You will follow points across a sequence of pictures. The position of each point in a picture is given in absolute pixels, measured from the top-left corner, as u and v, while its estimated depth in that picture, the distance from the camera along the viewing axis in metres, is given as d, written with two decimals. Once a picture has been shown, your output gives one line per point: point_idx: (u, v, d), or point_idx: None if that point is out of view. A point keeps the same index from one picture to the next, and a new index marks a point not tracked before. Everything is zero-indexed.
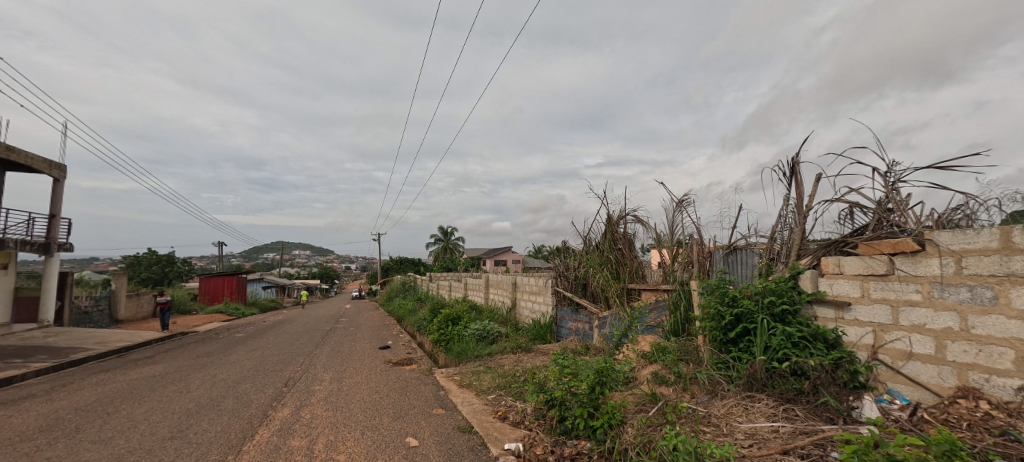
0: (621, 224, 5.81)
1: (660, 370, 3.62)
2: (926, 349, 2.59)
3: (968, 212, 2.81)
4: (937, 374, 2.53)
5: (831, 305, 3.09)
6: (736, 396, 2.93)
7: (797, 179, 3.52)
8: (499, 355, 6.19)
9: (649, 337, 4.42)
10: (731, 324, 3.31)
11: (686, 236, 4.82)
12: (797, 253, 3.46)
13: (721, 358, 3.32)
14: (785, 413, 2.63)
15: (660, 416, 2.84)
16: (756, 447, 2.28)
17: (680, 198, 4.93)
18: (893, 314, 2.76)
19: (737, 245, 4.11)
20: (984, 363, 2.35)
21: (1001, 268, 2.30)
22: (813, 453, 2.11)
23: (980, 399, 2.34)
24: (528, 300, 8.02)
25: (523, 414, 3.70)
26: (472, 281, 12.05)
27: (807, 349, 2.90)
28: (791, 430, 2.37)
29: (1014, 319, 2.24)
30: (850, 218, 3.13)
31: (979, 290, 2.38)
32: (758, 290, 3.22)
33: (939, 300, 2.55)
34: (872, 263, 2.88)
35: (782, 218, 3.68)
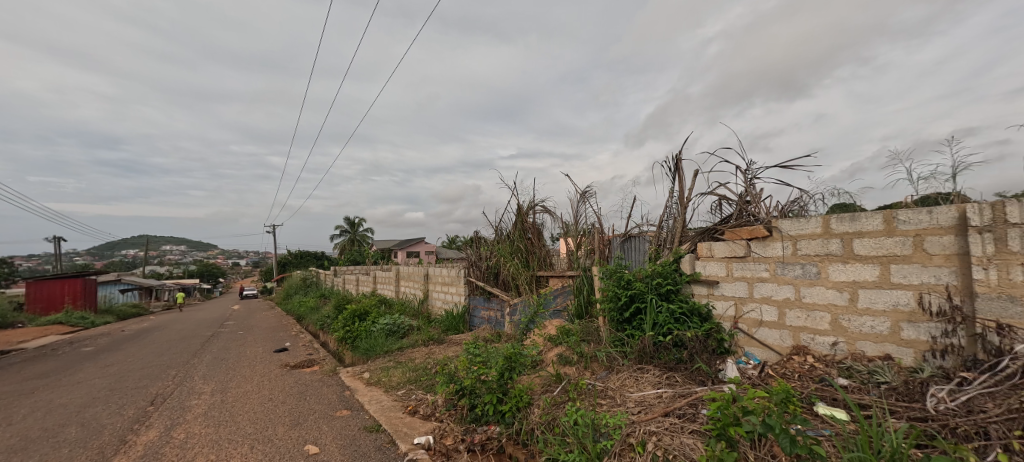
0: (531, 214, 5.99)
1: (565, 351, 3.85)
2: (771, 316, 3.13)
3: (801, 204, 3.43)
4: (779, 337, 3.08)
5: (704, 283, 3.55)
6: (629, 369, 3.23)
7: (680, 174, 3.95)
8: (411, 348, 6.02)
9: (556, 321, 4.66)
10: (626, 305, 3.64)
11: (589, 226, 5.15)
12: (679, 240, 3.90)
13: (617, 336, 3.63)
14: (668, 379, 2.97)
15: (563, 394, 3.02)
16: (643, 412, 2.55)
17: (583, 190, 5.23)
18: (749, 289, 3.27)
19: (631, 233, 4.51)
20: (810, 325, 2.92)
21: (822, 248, 2.86)
22: (687, 412, 2.42)
23: (807, 354, 2.90)
24: (441, 291, 7.91)
25: (434, 406, 3.65)
26: (382, 274, 11.50)
27: (685, 322, 3.33)
28: (672, 394, 2.69)
29: (830, 288, 2.82)
30: (719, 209, 3.60)
31: (808, 267, 2.94)
32: (648, 273, 3.58)
33: (781, 276, 3.09)
34: (734, 247, 3.36)
35: (668, 209, 4.11)
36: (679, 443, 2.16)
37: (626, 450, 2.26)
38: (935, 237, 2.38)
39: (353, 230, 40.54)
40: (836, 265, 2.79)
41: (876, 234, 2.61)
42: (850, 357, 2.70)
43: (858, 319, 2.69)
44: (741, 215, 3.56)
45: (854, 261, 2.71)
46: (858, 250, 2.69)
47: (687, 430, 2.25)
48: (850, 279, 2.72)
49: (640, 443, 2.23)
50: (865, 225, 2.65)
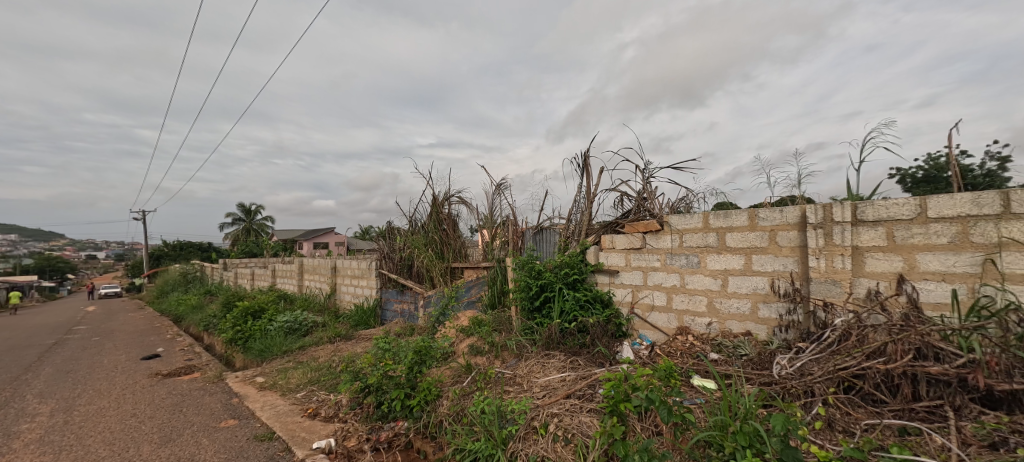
0: (446, 205, 5.90)
1: (476, 342, 3.89)
2: (661, 301, 3.49)
3: (687, 202, 3.85)
4: (667, 319, 3.45)
5: (606, 272, 3.83)
6: (536, 355, 3.36)
7: (588, 170, 4.18)
8: (314, 346, 5.59)
9: (469, 312, 4.67)
10: (536, 294, 3.79)
11: (504, 218, 5.24)
12: (585, 232, 4.14)
13: (527, 324, 3.76)
14: (572, 363, 3.14)
15: (472, 384, 3.05)
16: (547, 396, 2.67)
17: (499, 182, 5.29)
18: (643, 278, 3.60)
19: (542, 225, 4.70)
20: (691, 308, 3.32)
21: (702, 241, 3.26)
22: (586, 393, 2.60)
23: (688, 333, 3.29)
24: (350, 285, 7.46)
25: (337, 407, 3.44)
26: (282, 267, 10.46)
27: (589, 309, 3.57)
28: (574, 377, 2.86)
29: (707, 276, 3.23)
30: (621, 204, 3.89)
31: (691, 257, 3.32)
32: (557, 264, 3.76)
33: (670, 265, 3.45)
34: (632, 239, 3.67)
35: (576, 203, 4.34)
36: (578, 422, 2.31)
37: (530, 433, 2.36)
38: (785, 232, 2.85)
39: (249, 218, 36.20)
40: (712, 255, 3.20)
41: (742, 229, 3.05)
42: (721, 334, 3.13)
43: (727, 302, 3.12)
44: (639, 210, 3.88)
45: (726, 252, 3.13)
46: (729, 242, 3.11)
47: (585, 409, 2.42)
48: (723, 267, 3.15)
49: (543, 425, 2.34)
50: (735, 221, 3.08)
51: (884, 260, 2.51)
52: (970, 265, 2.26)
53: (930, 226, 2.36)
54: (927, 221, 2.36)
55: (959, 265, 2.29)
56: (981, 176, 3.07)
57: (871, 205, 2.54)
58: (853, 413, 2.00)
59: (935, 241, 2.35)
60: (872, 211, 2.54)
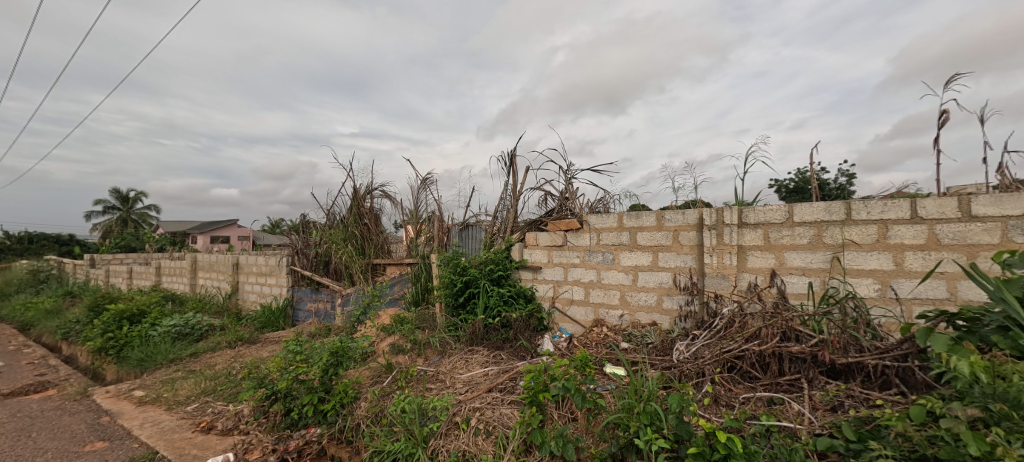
0: (368, 198, 5.62)
1: (398, 340, 3.77)
2: (579, 295, 3.70)
3: (605, 203, 4.12)
4: (585, 313, 3.67)
5: (530, 268, 3.96)
6: (459, 352, 3.36)
7: (514, 169, 4.27)
8: (210, 352, 4.98)
9: (392, 309, 4.52)
10: (461, 290, 3.79)
11: (430, 213, 5.15)
12: (511, 230, 4.24)
13: (451, 321, 3.75)
14: (495, 357, 3.20)
15: (392, 384, 2.96)
16: (469, 391, 2.70)
17: (425, 177, 5.18)
18: (564, 273, 3.79)
19: (469, 221, 4.70)
20: (606, 302, 3.57)
21: (617, 239, 3.52)
22: (508, 386, 2.67)
23: (603, 325, 3.54)
24: (255, 283, 6.77)
25: (237, 418, 3.11)
26: (169, 264, 9.13)
27: (513, 304, 3.65)
28: (497, 371, 2.92)
29: (621, 272, 3.50)
30: (544, 202, 4.05)
31: (607, 254, 3.57)
32: (482, 260, 3.79)
33: (588, 262, 3.67)
34: (555, 237, 3.83)
35: (502, 201, 4.41)
36: (499, 414, 2.37)
37: (451, 428, 2.36)
38: (685, 232, 3.20)
39: (127, 207, 30.93)
40: (625, 252, 3.47)
41: (651, 228, 3.35)
42: (631, 325, 3.41)
43: (637, 295, 3.41)
44: (562, 209, 4.07)
45: (637, 250, 3.42)
46: (640, 241, 3.40)
47: (507, 401, 2.49)
48: (634, 264, 3.43)
49: (465, 420, 2.37)
50: (645, 221, 3.37)
51: (761, 257, 2.94)
52: (822, 261, 2.75)
53: (795, 229, 2.82)
54: (793, 224, 2.82)
55: (815, 262, 2.77)
56: (834, 187, 3.75)
57: (753, 210, 2.95)
58: (734, 389, 2.31)
59: (798, 242, 2.81)
60: (754, 215, 2.95)
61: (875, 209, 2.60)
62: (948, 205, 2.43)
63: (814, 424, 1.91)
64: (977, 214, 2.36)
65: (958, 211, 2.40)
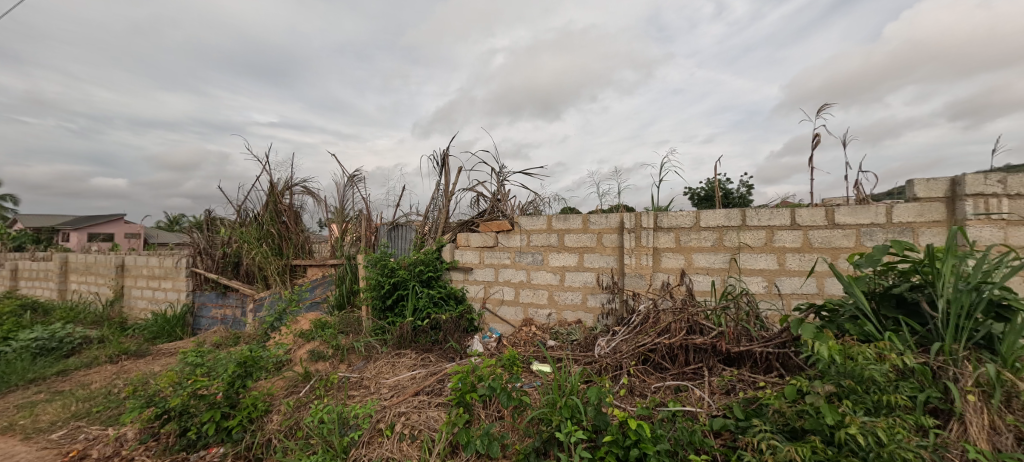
0: (287, 194, 5.20)
1: (318, 346, 3.53)
2: (509, 296, 3.77)
3: (535, 205, 4.25)
4: (514, 312, 3.75)
5: (461, 269, 3.94)
6: (386, 356, 3.25)
7: (446, 169, 4.23)
8: (84, 369, 4.26)
9: (312, 314, 4.23)
10: (389, 292, 3.67)
11: (357, 212, 4.90)
12: (442, 230, 4.19)
13: (378, 324, 3.60)
14: (423, 360, 3.14)
15: (310, 393, 2.78)
16: (394, 396, 2.62)
17: (352, 173, 4.92)
18: (495, 274, 3.83)
19: (399, 221, 4.56)
20: (534, 301, 3.68)
21: (546, 241, 3.64)
22: (435, 388, 2.64)
23: (532, 324, 3.64)
24: (146, 287, 5.93)
25: (118, 443, 2.69)
26: (29, 267, 7.64)
27: (443, 306, 3.61)
28: (424, 374, 2.86)
29: (549, 272, 3.62)
30: (477, 203, 4.06)
31: (536, 255, 3.68)
32: (412, 261, 3.69)
33: (519, 262, 3.75)
34: (486, 238, 3.87)
35: (434, 200, 4.34)
36: (425, 417, 2.33)
37: (374, 436, 2.28)
38: (608, 234, 3.41)
39: None
40: (553, 253, 3.61)
41: (577, 230, 3.52)
42: (558, 323, 3.55)
43: (564, 294, 3.56)
44: (494, 210, 4.11)
45: (564, 250, 3.57)
46: (567, 242, 3.56)
47: (433, 404, 2.46)
48: (561, 264, 3.57)
49: (389, 426, 2.29)
50: (572, 224, 3.53)
51: (673, 258, 3.23)
52: (722, 262, 3.10)
53: (701, 233, 3.14)
54: (699, 229, 3.14)
55: (716, 262, 3.11)
56: (737, 196, 4.24)
57: (666, 215, 3.24)
58: (647, 379, 2.52)
59: (703, 244, 3.14)
60: (667, 220, 3.23)
61: (764, 216, 2.98)
62: (818, 214, 2.88)
63: (711, 407, 2.15)
64: (838, 222, 2.83)
65: (824, 219, 2.86)
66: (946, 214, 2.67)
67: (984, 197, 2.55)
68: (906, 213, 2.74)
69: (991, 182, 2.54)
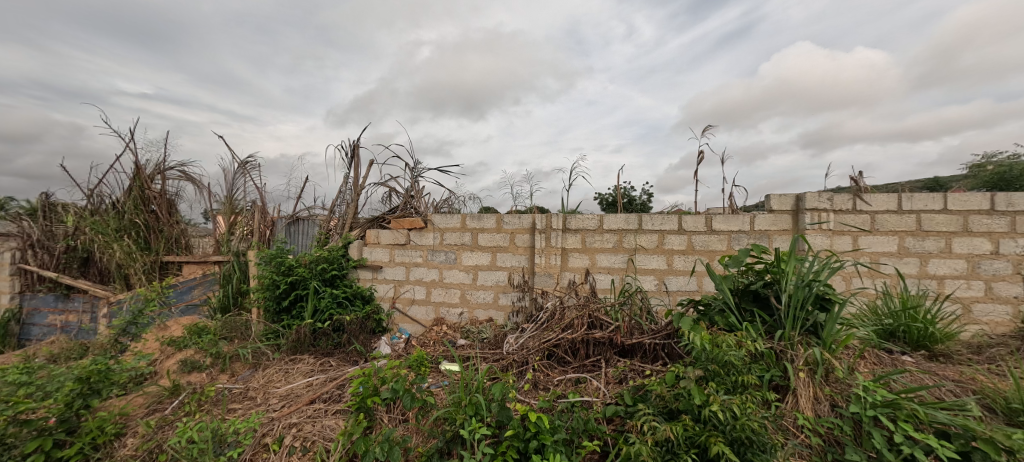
0: (159, 178, 4.47)
1: (193, 355, 3.07)
2: (421, 295, 3.69)
3: (450, 204, 4.20)
4: (425, 312, 3.68)
5: (369, 268, 3.75)
6: (278, 363, 2.96)
7: (356, 161, 3.99)
8: None
9: (187, 320, 3.68)
10: (285, 293, 3.34)
11: (250, 203, 4.40)
12: (349, 226, 3.94)
13: (272, 328, 3.29)
14: (322, 365, 2.93)
15: (179, 410, 2.42)
16: (285, 406, 2.40)
17: (245, 160, 4.39)
18: (406, 273, 3.72)
19: (300, 215, 4.21)
20: (446, 300, 3.65)
21: (459, 239, 3.63)
22: (333, 395, 2.47)
23: (443, 324, 3.61)
24: None
25: None
26: None
27: (348, 306, 3.38)
28: (322, 380, 2.67)
29: (462, 271, 3.62)
30: (388, 199, 3.89)
31: (449, 254, 3.65)
32: (313, 259, 3.40)
33: (431, 261, 3.68)
34: (397, 235, 3.73)
35: (341, 194, 4.07)
36: (320, 427, 2.18)
37: (259, 452, 2.07)
38: (521, 234, 3.50)
39: None
40: (466, 252, 3.61)
41: (491, 230, 3.56)
42: (469, 322, 3.57)
43: (476, 293, 3.59)
44: (406, 207, 3.96)
45: (477, 250, 3.59)
46: (480, 241, 3.59)
47: (331, 411, 2.31)
48: (474, 263, 3.59)
49: (276, 440, 2.09)
50: (485, 223, 3.56)
51: (579, 258, 3.44)
52: (621, 262, 3.38)
53: (603, 235, 3.39)
54: (602, 231, 3.39)
55: (615, 262, 3.39)
56: (639, 203, 4.64)
57: (574, 217, 3.43)
58: (550, 373, 2.64)
59: (605, 246, 3.39)
60: (574, 222, 3.43)
61: (657, 221, 3.32)
62: (699, 221, 3.29)
63: (605, 395, 2.33)
64: (715, 228, 3.26)
65: (704, 225, 3.28)
66: (792, 224, 3.23)
67: (818, 210, 3.15)
68: (765, 222, 3.25)
69: (822, 199, 3.16)
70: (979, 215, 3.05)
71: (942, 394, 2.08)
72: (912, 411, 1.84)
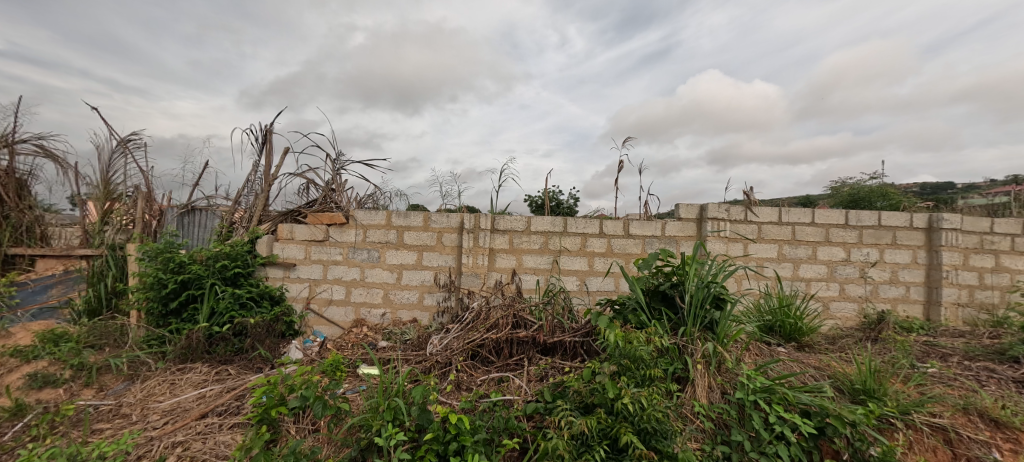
0: (6, 153, 3.68)
1: (45, 368, 2.55)
2: (339, 295, 3.47)
3: (374, 200, 4.00)
4: (343, 313, 3.48)
5: (280, 266, 3.45)
6: (162, 374, 2.60)
7: (269, 147, 3.64)
8: None
9: (39, 324, 3.04)
10: (174, 293, 2.93)
11: (131, 188, 3.79)
12: (258, 219, 3.57)
13: (156, 333, 2.88)
14: (218, 375, 2.62)
15: (22, 435, 2.00)
16: (168, 423, 2.10)
17: (126, 137, 3.78)
18: (323, 272, 3.48)
19: (196, 205, 3.74)
20: (367, 301, 3.48)
21: (384, 237, 3.47)
22: (230, 407, 2.22)
23: (363, 325, 3.44)
24: None
25: None
26: None
27: (252, 308, 3.04)
28: (218, 391, 2.38)
29: (385, 270, 3.47)
30: (305, 192, 3.60)
31: (372, 252, 3.48)
32: (212, 255, 3.03)
33: (351, 259, 3.48)
34: (314, 231, 3.47)
35: (249, 183, 3.68)
36: (212, 444, 1.94)
37: None
38: (448, 234, 3.46)
39: None
40: (391, 251, 3.47)
41: (417, 229, 3.46)
42: (392, 323, 3.45)
43: (399, 293, 3.47)
44: (326, 201, 3.70)
45: (402, 248, 3.47)
46: (406, 240, 3.47)
47: (226, 426, 2.07)
48: (399, 262, 3.47)
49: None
50: (412, 221, 3.46)
51: (506, 258, 3.48)
52: (546, 263, 3.49)
53: (530, 236, 3.48)
54: (530, 232, 3.47)
55: (540, 263, 3.49)
56: (566, 206, 4.83)
57: (502, 218, 3.46)
58: (473, 373, 2.64)
59: (532, 247, 3.48)
60: (502, 223, 3.47)
61: (580, 224, 3.48)
62: (618, 226, 3.51)
63: (526, 393, 2.39)
64: (631, 233, 3.51)
65: (622, 230, 3.51)
66: (696, 231, 3.59)
67: (717, 219, 3.55)
68: (674, 228, 3.58)
69: (721, 209, 3.56)
70: (837, 228, 3.66)
71: (806, 378, 2.45)
72: (783, 395, 2.14)
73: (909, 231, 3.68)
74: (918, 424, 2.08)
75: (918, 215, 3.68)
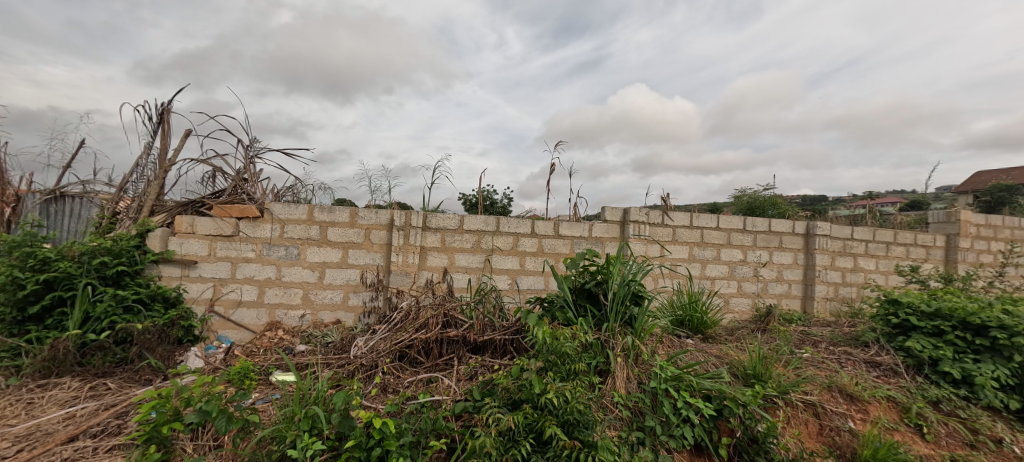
0: None
1: None
2: (250, 296, 3.17)
3: (294, 193, 3.69)
4: (255, 316, 3.18)
5: (177, 263, 3.05)
6: (14, 392, 2.16)
7: (165, 128, 3.20)
8: None
9: None
10: (34, 296, 2.46)
11: None
12: (150, 210, 3.13)
13: (7, 344, 2.38)
14: (92, 390, 2.24)
15: None
16: (21, 451, 1.75)
17: None
18: (231, 270, 3.15)
19: (67, 192, 3.17)
20: (284, 302, 3.21)
21: (305, 233, 3.23)
22: (109, 427, 1.92)
23: (278, 328, 3.17)
24: None
25: None
26: None
27: (141, 312, 2.65)
28: (92, 409, 2.04)
29: (305, 268, 3.24)
30: (210, 180, 3.22)
31: (291, 249, 3.22)
32: (87, 250, 2.60)
33: (265, 256, 3.19)
34: (221, 225, 3.12)
35: (139, 168, 3.21)
36: None
37: None
38: (377, 231, 3.32)
39: None
40: (312, 248, 3.24)
41: (343, 224, 3.27)
42: (312, 325, 3.23)
43: (321, 293, 3.25)
44: (236, 191, 3.33)
45: (325, 245, 3.26)
46: (330, 236, 3.26)
47: (102, 449, 1.78)
48: (321, 260, 3.25)
49: None
50: (337, 217, 3.26)
51: (437, 257, 3.43)
52: (478, 262, 3.50)
53: (462, 235, 3.46)
54: (462, 231, 3.45)
55: (472, 263, 3.49)
56: (499, 206, 4.88)
57: (435, 216, 3.40)
58: (401, 375, 2.56)
59: (464, 246, 3.46)
60: (435, 221, 3.40)
61: (513, 224, 3.54)
62: (549, 226, 3.63)
63: (455, 393, 2.37)
64: (561, 233, 3.65)
65: (553, 230, 3.64)
66: (619, 233, 3.85)
67: (638, 222, 3.83)
68: (600, 230, 3.79)
69: (642, 213, 3.85)
70: (736, 232, 4.13)
71: (708, 366, 2.74)
72: (689, 382, 2.37)
73: (792, 236, 4.28)
74: (794, 402, 2.43)
75: (798, 223, 4.29)
